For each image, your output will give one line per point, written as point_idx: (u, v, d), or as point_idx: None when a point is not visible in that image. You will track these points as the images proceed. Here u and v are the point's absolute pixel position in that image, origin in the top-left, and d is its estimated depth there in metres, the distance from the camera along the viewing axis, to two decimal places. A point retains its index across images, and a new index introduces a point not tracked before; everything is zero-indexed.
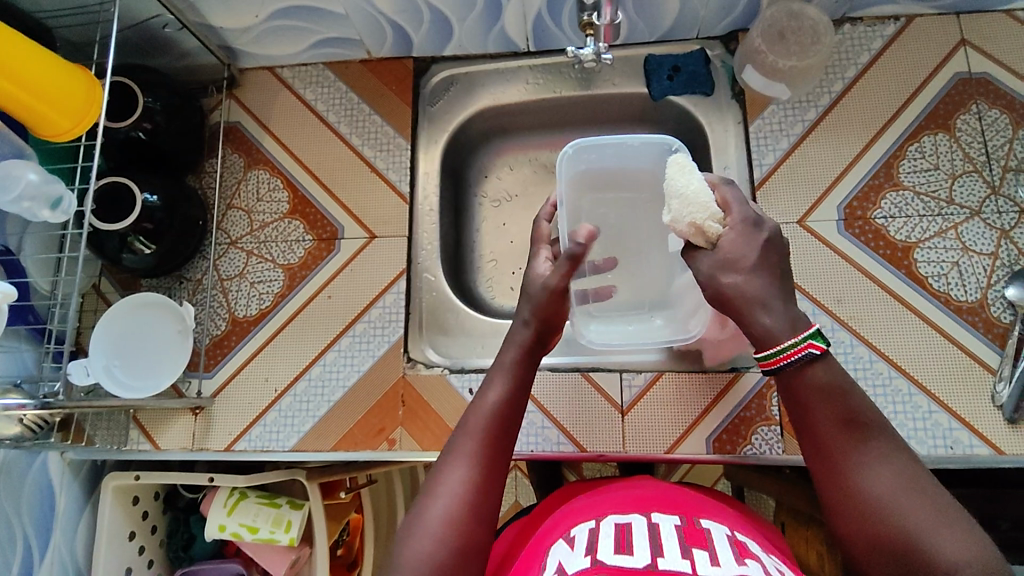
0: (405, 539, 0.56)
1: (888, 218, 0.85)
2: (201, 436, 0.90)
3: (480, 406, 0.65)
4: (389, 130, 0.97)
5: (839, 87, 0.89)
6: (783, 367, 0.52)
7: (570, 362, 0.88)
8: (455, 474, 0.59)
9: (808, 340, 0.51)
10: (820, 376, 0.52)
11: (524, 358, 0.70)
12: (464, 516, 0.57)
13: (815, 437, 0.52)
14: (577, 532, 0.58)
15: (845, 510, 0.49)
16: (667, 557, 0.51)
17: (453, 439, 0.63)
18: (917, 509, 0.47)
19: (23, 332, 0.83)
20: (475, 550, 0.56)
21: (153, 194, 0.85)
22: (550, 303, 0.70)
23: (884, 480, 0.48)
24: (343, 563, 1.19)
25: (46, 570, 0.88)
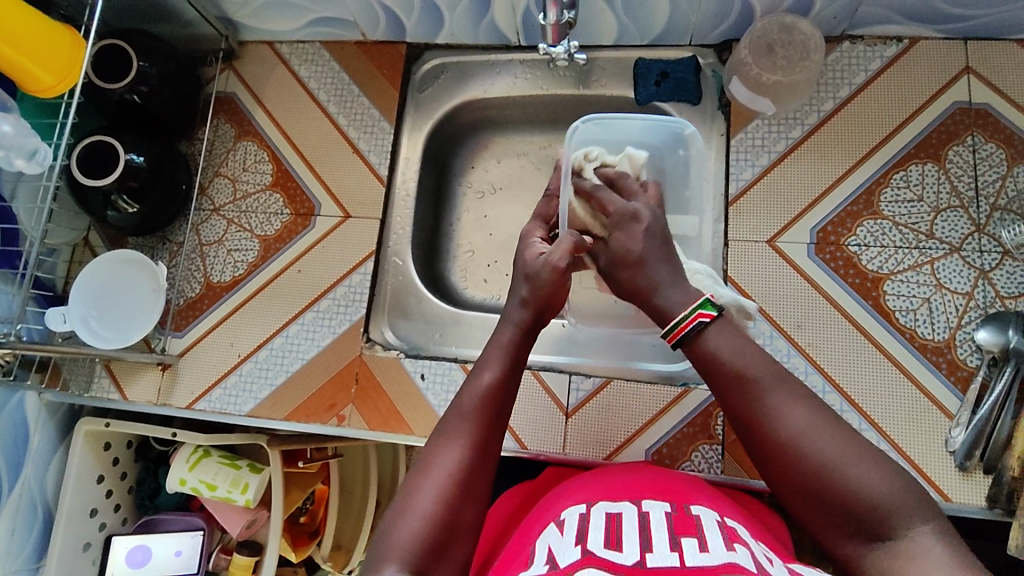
0: (396, 519, 0.57)
1: (861, 246, 0.82)
2: (166, 392, 0.93)
3: (475, 385, 0.65)
4: (374, 112, 0.99)
5: (829, 107, 0.86)
6: (684, 337, 0.60)
7: (550, 361, 0.89)
8: (449, 454, 0.60)
9: (698, 309, 0.59)
10: (715, 338, 0.59)
11: (521, 339, 0.69)
12: (451, 496, 0.58)
13: (731, 401, 0.58)
14: (566, 517, 0.57)
15: (771, 467, 0.55)
16: (655, 551, 0.50)
17: (446, 419, 0.64)
18: (834, 447, 0.53)
19: (8, 275, 0.87)
20: (464, 528, 0.58)
21: (139, 155, 0.88)
22: (550, 285, 0.70)
23: (799, 419, 0.54)
24: (305, 531, 1.23)
25: (13, 502, 0.93)
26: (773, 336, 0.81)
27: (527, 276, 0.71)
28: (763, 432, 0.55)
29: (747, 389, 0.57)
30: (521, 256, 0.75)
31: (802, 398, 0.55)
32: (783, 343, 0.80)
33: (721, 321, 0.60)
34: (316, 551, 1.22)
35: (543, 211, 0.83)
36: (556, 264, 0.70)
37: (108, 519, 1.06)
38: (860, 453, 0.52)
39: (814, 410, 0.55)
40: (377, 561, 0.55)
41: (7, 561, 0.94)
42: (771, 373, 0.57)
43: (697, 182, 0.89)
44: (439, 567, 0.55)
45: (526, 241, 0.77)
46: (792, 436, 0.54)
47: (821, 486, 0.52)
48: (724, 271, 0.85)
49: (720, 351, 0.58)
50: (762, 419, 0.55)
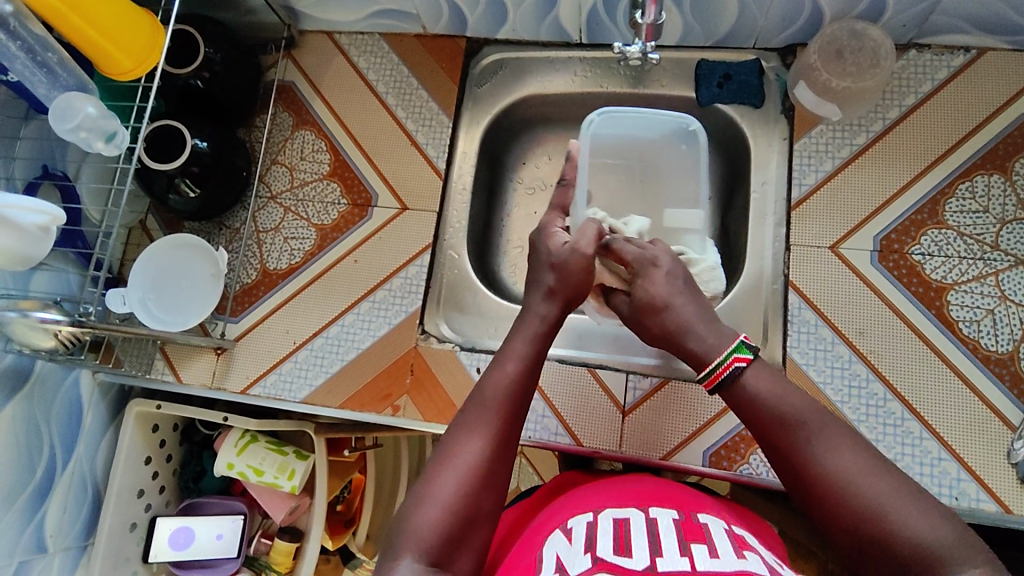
0: (415, 506, 0.57)
1: (925, 255, 0.82)
2: (221, 376, 0.94)
3: (498, 377, 0.64)
4: (433, 105, 0.99)
5: (895, 114, 0.86)
6: (721, 383, 0.61)
7: (577, 357, 0.90)
8: (470, 445, 0.59)
9: (734, 353, 0.61)
10: (753, 383, 0.60)
11: (545, 330, 0.69)
12: (473, 487, 0.57)
13: (775, 450, 0.58)
14: (574, 523, 0.58)
15: (820, 514, 0.54)
16: (666, 556, 0.50)
17: (467, 409, 0.63)
18: (886, 492, 0.52)
19: (71, 256, 0.87)
20: (483, 517, 0.58)
21: (203, 140, 0.89)
22: (577, 274, 0.70)
23: (843, 460, 0.54)
24: (341, 519, 1.23)
25: (65, 479, 0.94)
26: (834, 342, 0.81)
27: (553, 264, 0.71)
28: (811, 478, 0.54)
29: (791, 434, 0.57)
30: (545, 246, 0.74)
31: (849, 443, 0.55)
32: (845, 350, 0.81)
33: (755, 365, 0.61)
34: (351, 539, 1.23)
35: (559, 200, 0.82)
36: (584, 251, 0.71)
37: (153, 500, 1.07)
38: (912, 499, 0.51)
39: (859, 451, 0.54)
40: (395, 549, 0.55)
41: (59, 537, 0.94)
42: (814, 416, 0.57)
43: (759, 186, 0.89)
44: (458, 557, 0.56)
45: (547, 231, 0.76)
46: (840, 477, 0.53)
47: (872, 533, 0.51)
48: (785, 275, 0.85)
49: (762, 391, 0.59)
50: (808, 463, 0.55)
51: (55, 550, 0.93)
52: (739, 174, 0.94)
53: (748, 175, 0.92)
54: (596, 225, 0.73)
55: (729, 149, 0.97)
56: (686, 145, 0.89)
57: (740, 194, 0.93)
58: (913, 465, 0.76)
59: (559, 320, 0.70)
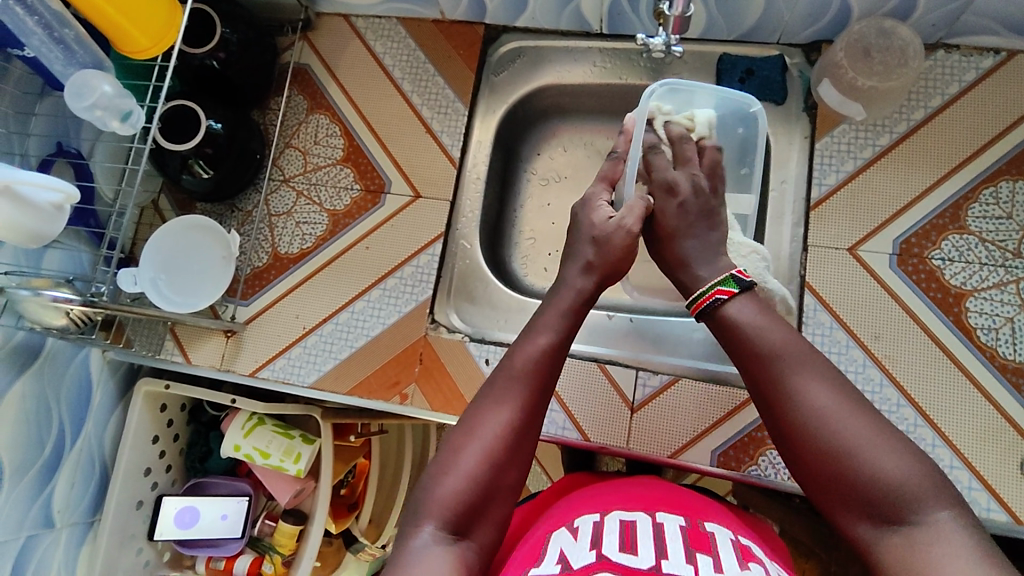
0: (438, 475, 0.57)
1: (945, 260, 0.81)
2: (230, 358, 0.94)
3: (527, 351, 0.64)
4: (449, 93, 0.98)
5: (920, 116, 0.84)
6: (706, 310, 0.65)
7: (590, 351, 0.89)
8: (495, 417, 0.60)
9: (716, 287, 0.65)
10: (738, 314, 0.63)
11: (581, 305, 0.68)
12: (498, 457, 0.58)
13: (755, 378, 0.60)
14: (580, 523, 0.58)
15: (792, 444, 0.56)
16: (671, 561, 0.50)
17: (494, 380, 0.63)
18: (857, 429, 0.54)
19: (84, 234, 0.86)
20: (506, 490, 0.58)
21: (217, 122, 0.88)
22: (618, 252, 0.69)
23: (815, 395, 0.56)
24: (344, 502, 1.23)
25: (74, 456, 0.94)
26: (849, 345, 0.80)
27: (595, 238, 0.71)
28: (786, 410, 0.57)
29: (771, 367, 0.59)
30: (588, 219, 0.73)
31: (828, 380, 0.57)
32: (859, 354, 0.80)
33: (743, 299, 0.64)
34: (354, 523, 1.24)
35: (607, 172, 0.78)
36: (630, 229, 0.69)
37: (160, 478, 1.07)
38: (879, 436, 0.53)
39: (833, 387, 0.56)
40: (416, 516, 0.55)
41: (67, 513, 0.94)
42: (794, 351, 0.59)
43: (779, 185, 0.89)
44: (479, 527, 0.56)
45: (591, 203, 0.75)
46: (810, 411, 0.56)
47: (837, 465, 0.53)
48: (802, 276, 0.84)
49: (744, 323, 0.62)
50: (782, 395, 0.57)
51: (62, 526, 0.94)
52: (757, 172, 0.93)
53: (767, 173, 0.91)
54: (643, 202, 0.71)
55: None
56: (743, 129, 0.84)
57: (757, 193, 0.92)
58: None
59: (594, 295, 0.70)
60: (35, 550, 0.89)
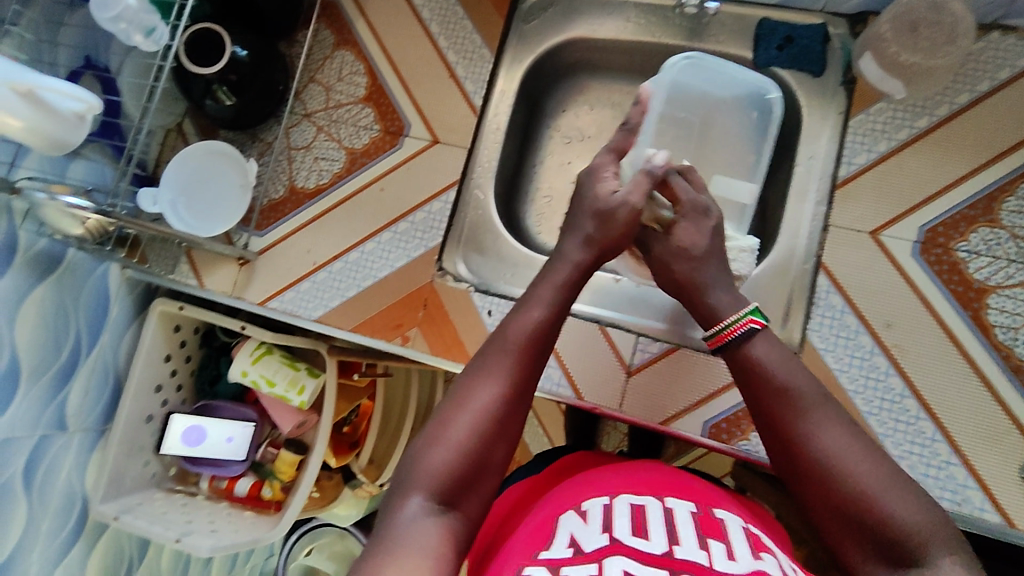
0: (425, 449, 0.57)
1: (971, 253, 0.78)
2: (241, 285, 0.96)
3: (521, 322, 0.63)
4: (477, 39, 0.96)
5: (964, 99, 0.80)
6: (730, 341, 0.62)
7: (593, 314, 0.89)
8: (485, 391, 0.59)
9: (750, 315, 0.62)
10: (758, 346, 0.61)
11: (577, 279, 0.67)
12: (486, 431, 0.58)
13: (770, 417, 0.58)
14: (589, 505, 0.57)
15: (804, 485, 0.55)
16: (683, 547, 0.51)
17: (486, 352, 0.63)
18: (872, 472, 0.53)
19: (107, 150, 0.88)
20: (494, 464, 0.59)
21: (243, 49, 0.88)
22: (621, 226, 0.67)
23: (834, 440, 0.55)
24: (346, 440, 1.26)
25: (89, 365, 0.98)
26: (858, 330, 0.78)
27: (598, 212, 0.69)
28: (804, 453, 0.55)
29: (791, 408, 0.57)
30: (591, 190, 0.71)
31: (841, 422, 0.56)
32: (867, 340, 0.78)
33: (766, 333, 0.61)
34: (353, 461, 1.26)
35: (619, 143, 0.75)
36: (634, 206, 0.67)
37: (170, 396, 1.12)
38: (898, 482, 0.53)
39: (850, 432, 0.55)
40: (404, 488, 0.56)
41: (80, 418, 0.99)
42: (814, 392, 0.58)
43: (806, 160, 0.86)
44: (467, 498, 0.57)
45: (597, 174, 0.73)
46: (831, 455, 0.54)
47: (852, 508, 0.52)
48: (818, 257, 0.82)
49: (763, 357, 0.60)
50: (800, 438, 0.56)
51: (74, 430, 0.98)
52: (786, 147, 0.90)
53: (795, 148, 0.88)
54: (651, 181, 0.68)
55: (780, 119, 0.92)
56: (756, 113, 0.87)
57: (783, 168, 0.90)
58: (918, 465, 0.74)
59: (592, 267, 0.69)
60: (48, 450, 0.93)
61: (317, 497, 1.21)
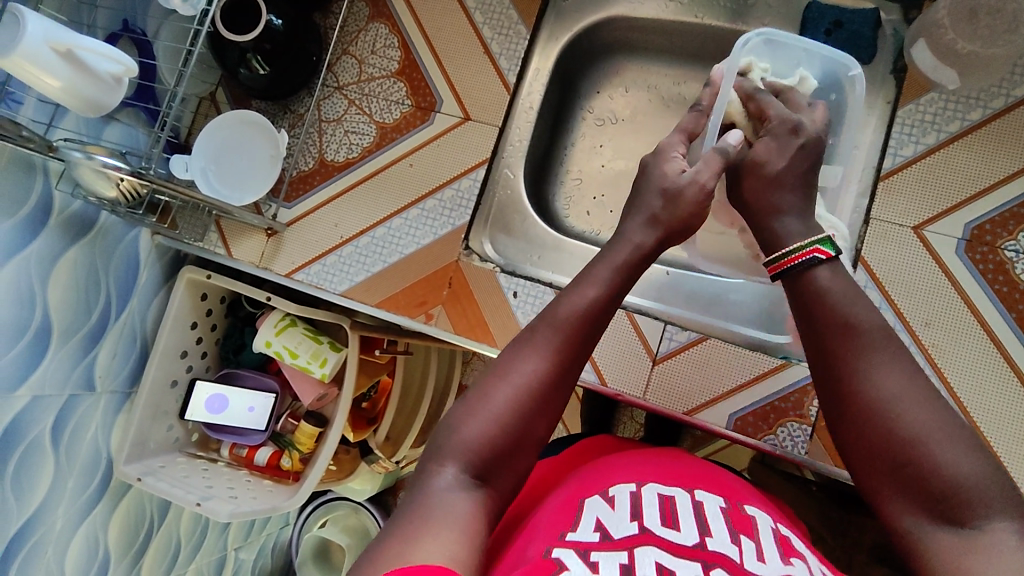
0: (464, 417, 0.57)
1: (1019, 253, 0.75)
2: (269, 257, 0.96)
3: (573, 301, 0.62)
4: (513, 14, 0.93)
5: (1021, 92, 0.77)
6: (790, 270, 0.59)
7: (652, 306, 0.88)
8: (530, 367, 0.59)
9: (816, 244, 0.59)
10: (823, 278, 0.58)
11: (636, 261, 0.65)
12: (527, 407, 0.57)
13: (824, 351, 0.55)
14: (616, 491, 0.56)
15: (851, 426, 0.52)
16: (714, 539, 0.50)
17: (532, 329, 0.62)
18: (928, 419, 0.49)
19: (142, 116, 0.89)
20: (533, 441, 0.58)
21: (278, 18, 0.87)
22: (691, 206, 0.65)
23: (889, 380, 0.51)
24: (365, 415, 1.27)
25: (118, 329, 0.99)
26: (895, 328, 0.76)
27: (665, 193, 0.66)
28: (855, 391, 0.52)
29: (847, 344, 0.54)
30: (658, 171, 0.69)
31: (903, 364, 0.52)
32: (904, 339, 0.75)
33: (834, 265, 0.58)
34: (371, 437, 1.26)
35: (688, 124, 0.73)
36: (704, 185, 0.65)
37: (195, 363, 1.13)
38: (952, 432, 0.48)
39: (911, 375, 0.51)
40: (439, 454, 0.55)
41: (108, 380, 1.00)
42: (876, 330, 0.54)
43: (849, 150, 0.83)
44: (502, 473, 0.56)
45: (664, 154, 0.70)
46: (882, 395, 0.51)
47: (900, 455, 0.49)
48: (857, 250, 0.80)
49: (826, 290, 0.57)
50: (852, 376, 0.53)
51: (102, 391, 1.00)
52: None
53: (838, 138, 0.85)
54: (721, 155, 0.66)
55: None
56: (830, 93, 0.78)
57: None
58: None
59: (654, 251, 0.66)
60: (75, 409, 0.95)
61: (334, 470, 1.22)
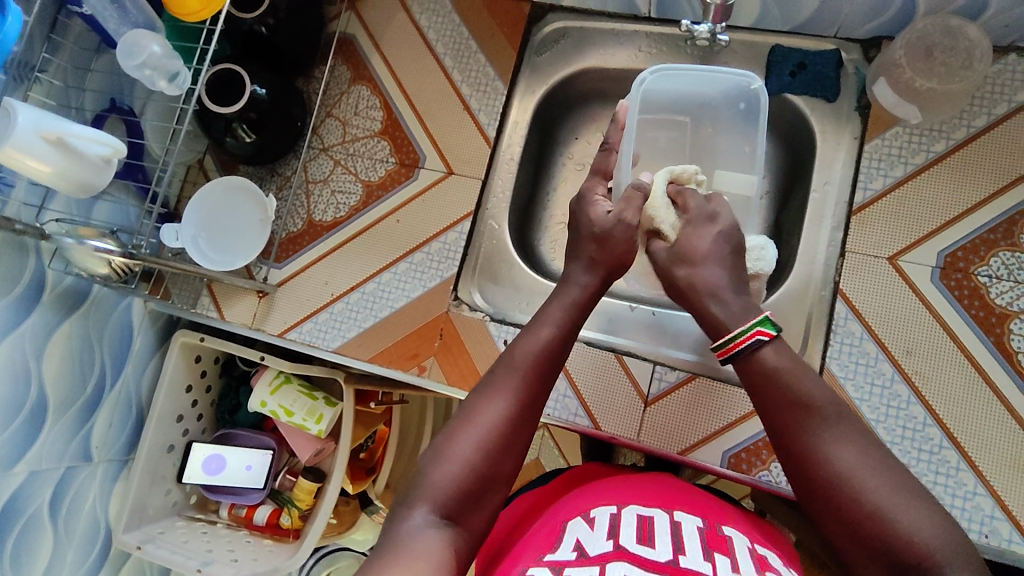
0: (433, 459, 0.57)
1: (992, 278, 0.77)
2: (261, 318, 0.97)
3: (530, 343, 0.64)
4: (490, 71, 0.97)
5: (981, 122, 0.79)
6: (735, 355, 0.60)
7: (607, 342, 0.90)
8: (493, 406, 0.60)
9: (757, 326, 0.59)
10: (769, 358, 0.59)
11: (584, 301, 0.67)
12: (493, 447, 0.58)
13: (777, 429, 0.57)
14: (596, 513, 0.57)
15: (814, 501, 0.53)
16: (689, 557, 0.50)
17: (495, 369, 0.63)
18: (884, 483, 0.50)
19: (131, 188, 0.91)
20: (502, 480, 0.58)
21: (262, 87, 0.90)
22: (621, 245, 0.68)
23: (847, 453, 0.52)
24: (363, 466, 1.26)
25: (114, 398, 1.00)
26: (878, 357, 0.77)
27: (595, 236, 0.69)
28: (816, 466, 0.53)
29: (805, 421, 0.55)
30: (585, 214, 0.71)
31: (857, 438, 0.53)
32: (888, 367, 0.77)
33: (777, 343, 0.59)
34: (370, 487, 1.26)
35: (599, 166, 0.78)
36: (630, 222, 0.68)
37: (191, 426, 1.13)
38: (915, 497, 0.50)
39: (865, 446, 0.53)
40: (411, 497, 0.56)
41: (105, 449, 1.00)
42: (829, 405, 0.55)
43: (821, 186, 0.86)
44: (473, 511, 0.56)
45: (589, 198, 0.73)
46: (842, 469, 0.52)
47: (859, 521, 0.50)
48: (836, 283, 0.81)
49: (777, 369, 0.58)
50: (812, 452, 0.54)
51: (99, 461, 1.00)
52: (801, 172, 0.90)
53: (810, 174, 0.88)
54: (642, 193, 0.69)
55: (795, 143, 0.92)
56: (744, 104, 0.85)
57: (799, 192, 0.90)
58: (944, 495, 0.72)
59: (599, 290, 0.69)
60: (73, 480, 0.95)
61: (335, 524, 1.21)
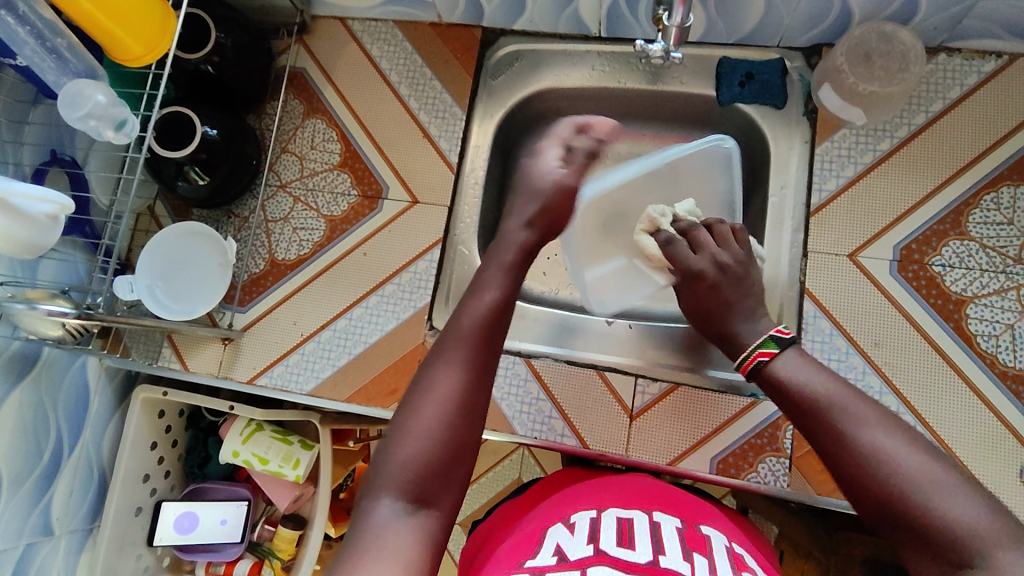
0: (395, 444, 0.55)
1: (945, 267, 0.81)
2: (228, 365, 0.93)
3: (473, 309, 0.64)
4: (446, 97, 0.97)
5: (921, 120, 0.84)
6: (751, 372, 0.63)
7: (588, 357, 0.89)
8: (449, 376, 0.58)
9: (756, 349, 0.63)
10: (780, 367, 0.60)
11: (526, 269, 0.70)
12: (452, 415, 0.57)
13: (813, 425, 0.55)
14: (577, 518, 0.57)
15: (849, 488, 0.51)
16: (669, 556, 0.50)
17: (442, 341, 0.62)
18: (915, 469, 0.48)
19: (79, 242, 0.86)
20: (467, 449, 0.57)
21: (213, 128, 0.87)
22: None
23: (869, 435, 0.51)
24: (344, 506, 1.22)
25: (73, 463, 0.93)
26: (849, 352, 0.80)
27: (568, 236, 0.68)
28: (837, 448, 0.52)
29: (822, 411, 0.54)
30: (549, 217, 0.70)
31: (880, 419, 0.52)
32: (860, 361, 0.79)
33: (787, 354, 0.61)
34: None
35: None
36: None
37: (159, 484, 1.07)
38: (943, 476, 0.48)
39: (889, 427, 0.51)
40: (374, 488, 0.53)
41: (65, 520, 0.94)
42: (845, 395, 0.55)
43: (777, 190, 0.88)
44: (441, 489, 0.54)
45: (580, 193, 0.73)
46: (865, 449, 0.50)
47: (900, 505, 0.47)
48: (801, 282, 0.84)
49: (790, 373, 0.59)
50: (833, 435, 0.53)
51: (61, 533, 0.93)
52: (758, 176, 0.93)
53: (767, 177, 0.90)
54: None
55: (748, 150, 0.95)
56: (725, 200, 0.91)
57: (758, 196, 0.93)
58: None
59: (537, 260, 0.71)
60: (34, 559, 0.88)
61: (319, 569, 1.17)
